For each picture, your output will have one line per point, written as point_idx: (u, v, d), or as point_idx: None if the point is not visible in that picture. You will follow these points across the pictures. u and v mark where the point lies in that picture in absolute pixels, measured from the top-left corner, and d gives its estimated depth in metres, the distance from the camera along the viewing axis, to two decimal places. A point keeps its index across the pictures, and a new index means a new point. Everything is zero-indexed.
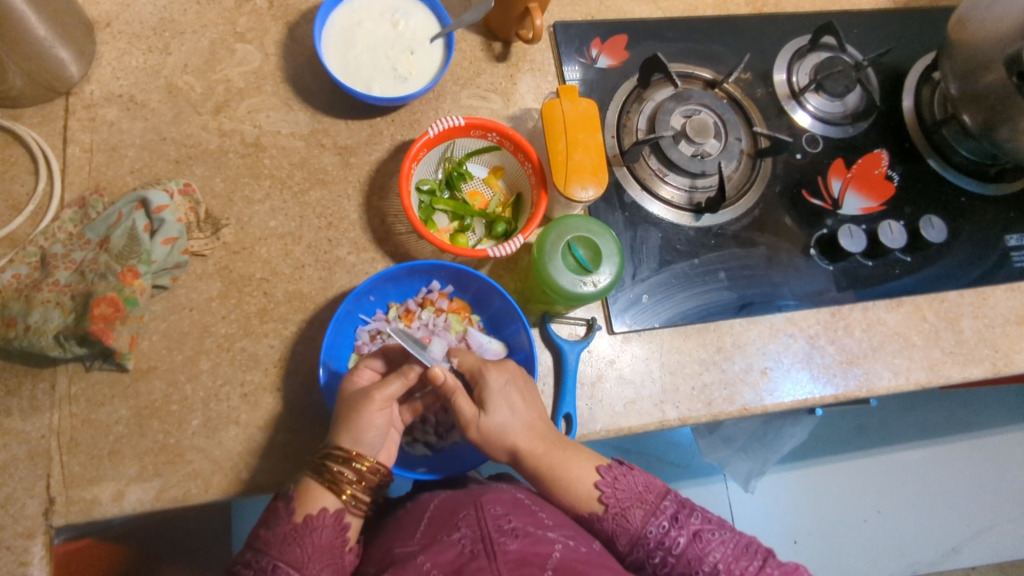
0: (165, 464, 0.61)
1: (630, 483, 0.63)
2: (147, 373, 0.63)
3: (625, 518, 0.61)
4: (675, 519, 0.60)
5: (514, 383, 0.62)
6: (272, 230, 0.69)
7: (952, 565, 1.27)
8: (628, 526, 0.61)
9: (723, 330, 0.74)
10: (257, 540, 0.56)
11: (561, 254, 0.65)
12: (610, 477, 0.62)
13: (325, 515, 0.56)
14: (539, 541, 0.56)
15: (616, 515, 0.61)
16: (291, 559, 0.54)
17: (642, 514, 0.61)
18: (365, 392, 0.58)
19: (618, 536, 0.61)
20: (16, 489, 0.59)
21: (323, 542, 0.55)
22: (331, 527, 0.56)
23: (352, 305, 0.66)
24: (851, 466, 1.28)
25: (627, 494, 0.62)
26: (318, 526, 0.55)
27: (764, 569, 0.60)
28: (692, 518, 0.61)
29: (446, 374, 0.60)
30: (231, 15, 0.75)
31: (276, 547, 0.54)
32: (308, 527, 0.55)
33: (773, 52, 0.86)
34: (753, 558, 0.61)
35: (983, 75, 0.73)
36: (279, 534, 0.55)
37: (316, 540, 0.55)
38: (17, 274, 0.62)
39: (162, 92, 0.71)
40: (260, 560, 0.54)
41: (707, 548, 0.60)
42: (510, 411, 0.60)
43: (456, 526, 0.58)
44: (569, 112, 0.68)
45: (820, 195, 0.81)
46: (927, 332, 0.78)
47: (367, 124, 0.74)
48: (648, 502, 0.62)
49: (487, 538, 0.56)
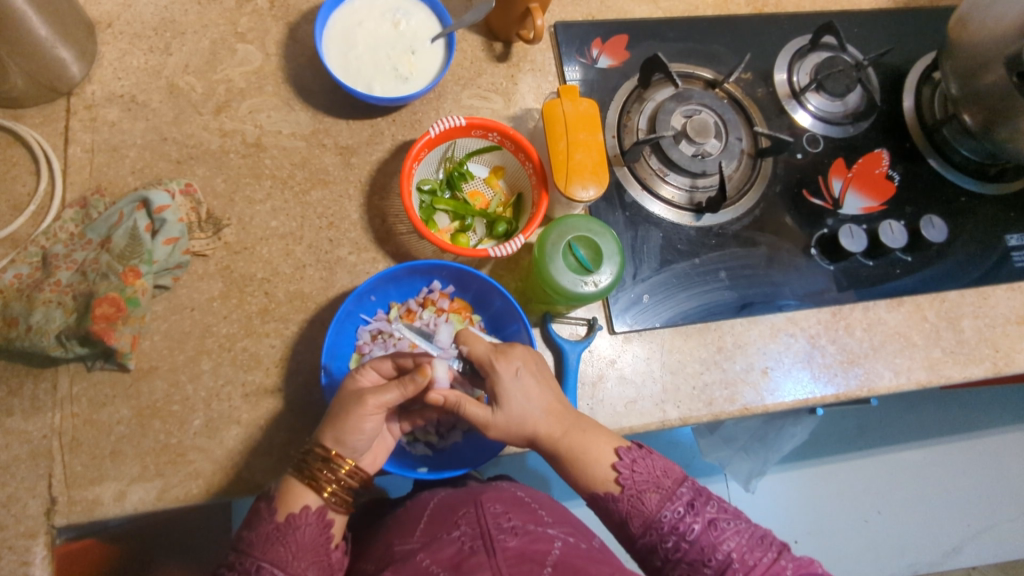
0: (166, 463, 0.61)
1: (649, 467, 0.62)
2: (148, 373, 0.63)
3: (640, 501, 0.60)
4: (691, 506, 0.60)
5: (526, 369, 0.62)
6: (273, 230, 0.69)
7: (952, 565, 1.27)
8: (642, 509, 0.60)
9: (723, 329, 0.74)
10: (241, 541, 0.56)
11: (562, 254, 0.65)
12: (629, 459, 0.62)
13: (307, 513, 0.56)
14: (539, 538, 0.57)
15: (632, 496, 0.61)
16: (274, 558, 0.54)
17: (658, 499, 0.60)
18: (359, 394, 0.57)
19: (631, 518, 0.60)
20: (18, 489, 0.59)
21: (307, 540, 0.56)
22: (314, 525, 0.56)
23: (353, 305, 0.66)
24: (852, 466, 1.28)
25: (644, 477, 0.62)
26: (301, 524, 0.56)
27: (779, 561, 0.59)
28: (708, 507, 0.60)
29: (445, 395, 0.59)
30: (232, 15, 0.75)
31: (260, 547, 0.54)
32: (291, 526, 0.55)
33: (774, 51, 0.86)
34: (767, 549, 0.60)
35: (983, 74, 0.73)
36: (262, 534, 0.55)
37: (298, 538, 0.55)
38: (19, 274, 0.62)
39: (163, 93, 0.72)
40: (244, 561, 0.54)
41: (722, 537, 0.59)
42: (508, 411, 0.61)
43: (456, 524, 0.58)
44: (569, 112, 0.68)
45: (821, 195, 0.81)
46: (927, 332, 0.78)
47: (368, 124, 0.74)
48: (665, 487, 0.61)
49: (486, 535, 0.56)
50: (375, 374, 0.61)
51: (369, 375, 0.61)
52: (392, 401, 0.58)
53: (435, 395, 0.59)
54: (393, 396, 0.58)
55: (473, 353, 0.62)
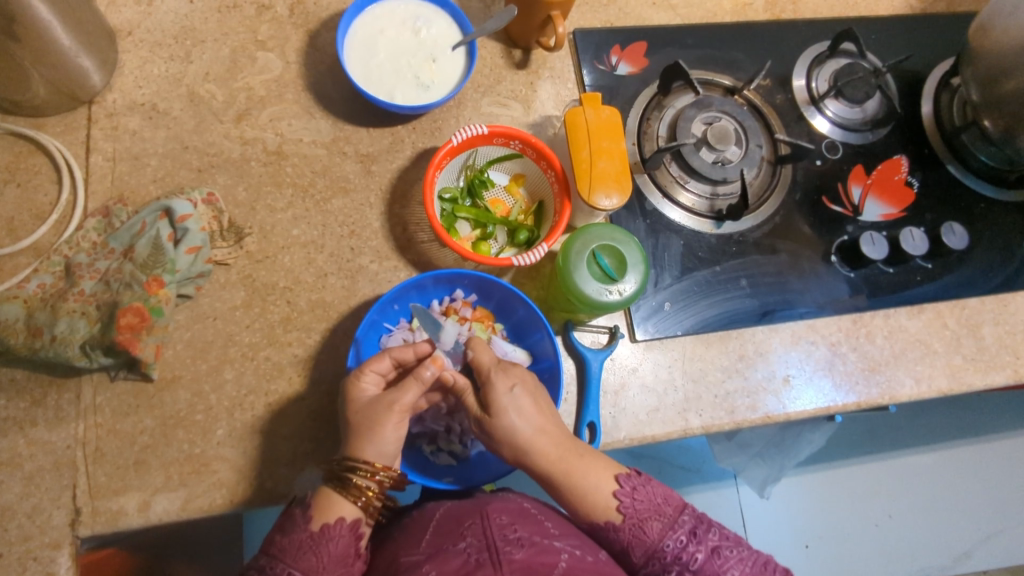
0: (190, 474, 0.61)
1: (649, 494, 0.62)
2: (171, 383, 0.63)
3: (642, 530, 0.60)
4: (693, 534, 0.60)
5: (524, 386, 0.62)
6: (295, 238, 0.69)
7: (964, 569, 1.26)
8: (644, 539, 0.60)
9: (745, 337, 0.74)
10: (272, 545, 0.56)
11: (586, 262, 0.65)
12: (629, 487, 0.62)
13: (341, 525, 0.56)
14: (545, 551, 0.56)
15: (633, 525, 0.60)
16: (306, 567, 0.54)
17: (660, 528, 0.60)
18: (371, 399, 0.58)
19: (632, 548, 0.60)
20: (42, 500, 0.58)
21: (338, 551, 0.56)
22: (347, 536, 0.56)
23: (376, 314, 0.66)
24: (863, 470, 1.28)
25: (645, 505, 0.61)
26: (335, 535, 0.56)
27: None
28: (710, 534, 0.61)
29: (456, 374, 0.63)
30: (252, 22, 0.75)
31: (292, 555, 0.55)
32: (325, 536, 0.55)
33: (793, 58, 0.86)
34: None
35: (1006, 81, 0.73)
36: (294, 541, 0.55)
37: (330, 549, 0.55)
38: (42, 283, 0.63)
39: (184, 101, 0.71)
40: (274, 567, 0.54)
41: (726, 565, 0.60)
42: (522, 412, 0.60)
43: (461, 536, 0.58)
44: (592, 120, 0.68)
45: (840, 202, 0.81)
46: (949, 339, 0.77)
47: (388, 132, 0.74)
48: (667, 514, 0.61)
49: (492, 547, 0.56)
50: (374, 375, 0.61)
51: (369, 378, 0.60)
52: (411, 402, 0.60)
53: (451, 373, 0.62)
54: (411, 395, 0.59)
55: (480, 359, 0.63)
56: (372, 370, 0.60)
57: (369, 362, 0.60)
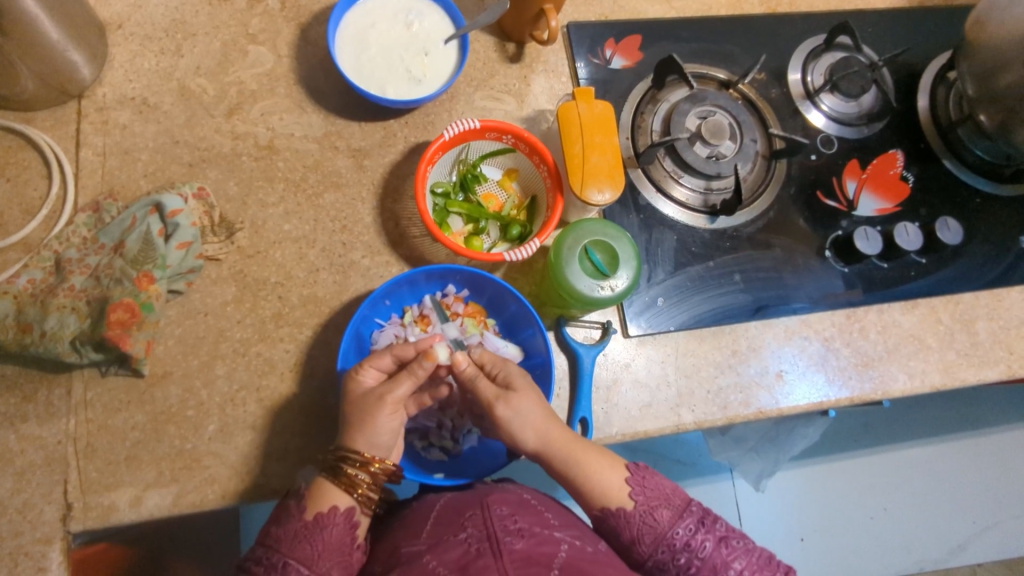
0: (181, 469, 0.61)
1: (657, 484, 0.62)
2: (162, 379, 0.63)
3: (652, 518, 0.60)
4: (702, 523, 0.60)
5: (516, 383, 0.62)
6: (286, 234, 0.69)
7: (957, 561, 1.27)
8: (654, 526, 0.60)
9: (738, 332, 0.74)
10: (268, 537, 0.56)
11: (578, 258, 0.64)
12: (638, 476, 0.63)
13: (335, 514, 0.56)
14: (545, 542, 0.57)
15: (643, 513, 0.60)
16: (301, 556, 0.54)
17: (670, 516, 0.60)
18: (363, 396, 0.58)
19: (642, 536, 0.60)
20: (33, 495, 0.58)
21: (333, 540, 0.56)
22: (341, 524, 0.56)
23: (367, 310, 0.65)
24: (858, 464, 1.28)
25: (655, 493, 0.61)
26: (328, 524, 0.56)
27: None
28: (718, 525, 0.61)
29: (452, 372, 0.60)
30: (243, 16, 0.74)
31: (287, 544, 0.55)
32: (319, 525, 0.55)
33: (788, 52, 0.85)
34: (775, 569, 0.61)
35: (1003, 75, 0.72)
36: (290, 531, 0.55)
37: (325, 538, 0.55)
38: (32, 279, 0.62)
39: (174, 95, 0.71)
40: (270, 557, 0.54)
41: (732, 555, 0.60)
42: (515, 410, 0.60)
43: (462, 526, 0.58)
44: (585, 115, 0.67)
45: (835, 196, 0.81)
46: (942, 334, 0.77)
47: (380, 126, 0.74)
48: (676, 504, 0.61)
49: (493, 538, 0.56)
50: (375, 370, 0.60)
51: (369, 373, 0.60)
52: (405, 394, 0.60)
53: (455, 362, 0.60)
54: (405, 387, 0.60)
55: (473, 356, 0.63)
56: (372, 365, 0.60)
57: (370, 358, 0.60)
